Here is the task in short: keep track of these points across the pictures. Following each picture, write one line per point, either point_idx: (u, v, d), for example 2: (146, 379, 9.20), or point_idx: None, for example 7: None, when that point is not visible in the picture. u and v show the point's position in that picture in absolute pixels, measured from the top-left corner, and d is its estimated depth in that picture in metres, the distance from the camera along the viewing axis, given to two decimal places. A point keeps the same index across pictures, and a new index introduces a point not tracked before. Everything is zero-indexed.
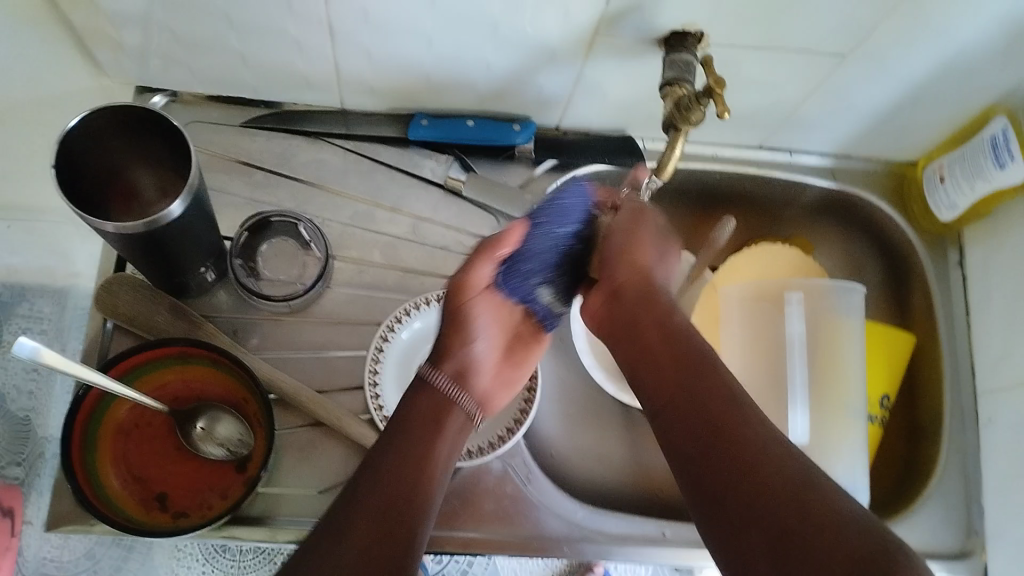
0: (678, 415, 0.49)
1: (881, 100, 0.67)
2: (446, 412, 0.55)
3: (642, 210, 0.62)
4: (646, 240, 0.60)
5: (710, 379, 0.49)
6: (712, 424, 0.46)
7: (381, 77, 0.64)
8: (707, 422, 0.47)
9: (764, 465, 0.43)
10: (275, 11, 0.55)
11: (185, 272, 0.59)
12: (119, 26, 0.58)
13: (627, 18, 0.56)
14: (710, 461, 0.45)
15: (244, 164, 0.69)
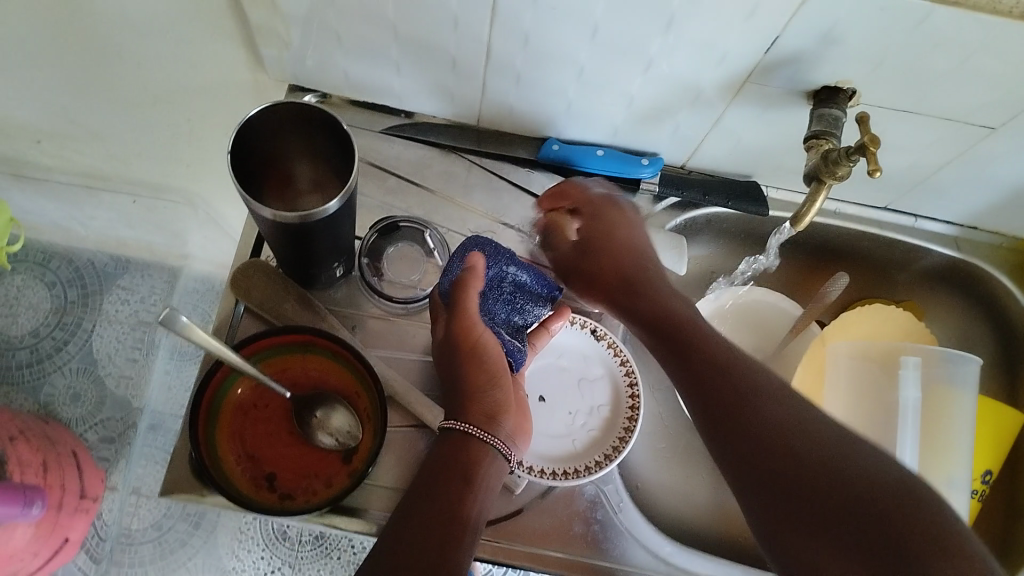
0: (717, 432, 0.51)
1: (1020, 177, 0.66)
2: (485, 456, 0.52)
3: (608, 196, 0.66)
4: (618, 214, 0.65)
5: (730, 375, 0.52)
6: (739, 419, 0.49)
7: (525, 99, 0.66)
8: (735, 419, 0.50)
9: (797, 451, 0.46)
10: (441, 29, 0.57)
11: (318, 266, 0.61)
12: (288, 31, 0.60)
13: (784, 69, 0.57)
14: (746, 451, 0.48)
15: (379, 169, 0.71)
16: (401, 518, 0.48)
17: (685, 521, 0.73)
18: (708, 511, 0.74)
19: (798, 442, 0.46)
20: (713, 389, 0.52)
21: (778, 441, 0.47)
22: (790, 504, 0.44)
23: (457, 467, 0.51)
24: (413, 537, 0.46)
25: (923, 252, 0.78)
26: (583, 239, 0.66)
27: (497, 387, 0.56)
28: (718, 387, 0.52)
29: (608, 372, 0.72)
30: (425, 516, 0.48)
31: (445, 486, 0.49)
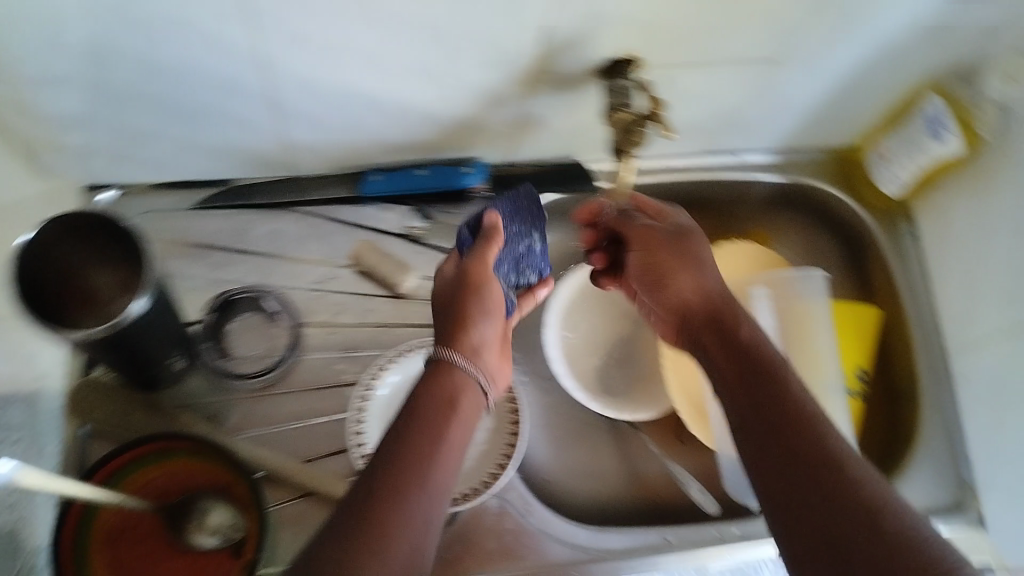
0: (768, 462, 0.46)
1: (816, 96, 0.68)
2: (455, 403, 0.52)
3: (669, 211, 0.63)
4: (694, 247, 0.59)
5: (805, 406, 0.47)
6: (816, 456, 0.44)
7: (325, 142, 0.63)
8: (802, 452, 0.45)
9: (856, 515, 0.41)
10: (213, 93, 0.55)
11: (157, 364, 0.60)
12: (64, 130, 0.57)
13: (566, 53, 0.54)
14: (799, 491, 0.43)
15: (200, 247, 0.67)
16: (388, 453, 0.46)
17: (601, 499, 0.74)
18: (619, 482, 0.75)
19: (830, 479, 0.43)
20: (739, 358, 0.51)
21: (785, 442, 0.46)
22: (798, 527, 0.43)
23: (445, 398, 0.52)
24: (395, 480, 0.44)
25: (754, 184, 0.80)
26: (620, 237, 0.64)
27: (487, 323, 0.59)
28: (779, 406, 0.48)
29: None
30: (407, 460, 0.46)
31: (427, 425, 0.49)
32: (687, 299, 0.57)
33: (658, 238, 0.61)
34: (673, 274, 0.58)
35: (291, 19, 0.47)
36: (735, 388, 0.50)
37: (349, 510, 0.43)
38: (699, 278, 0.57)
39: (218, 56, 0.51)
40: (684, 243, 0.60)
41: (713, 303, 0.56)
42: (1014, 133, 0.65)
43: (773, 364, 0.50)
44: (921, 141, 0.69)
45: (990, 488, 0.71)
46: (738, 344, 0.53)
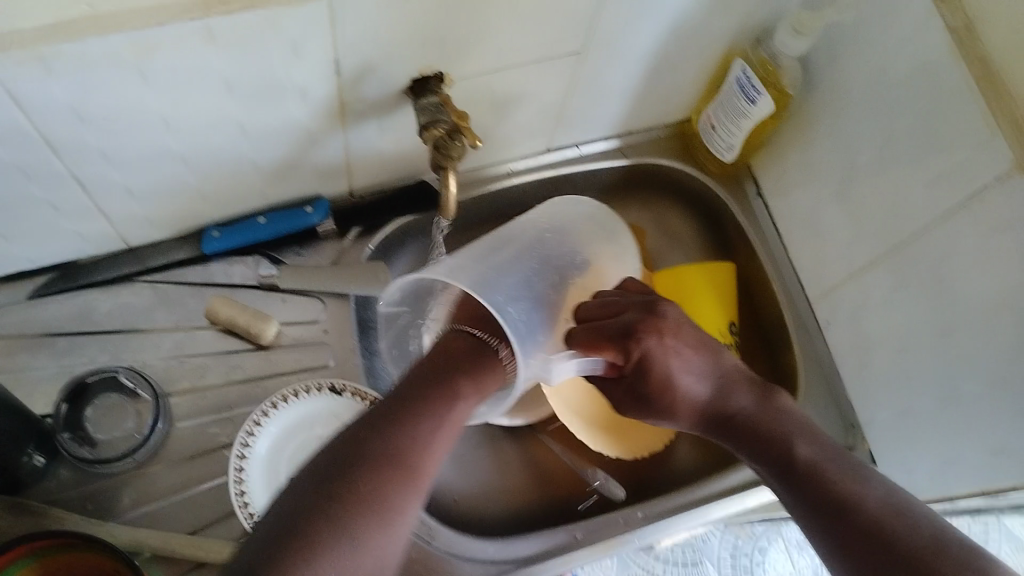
0: (797, 496, 0.51)
1: (628, 78, 0.71)
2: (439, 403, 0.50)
3: (657, 323, 0.58)
4: (679, 360, 0.57)
5: (783, 449, 0.53)
6: (818, 499, 0.50)
7: (152, 206, 0.62)
8: (811, 494, 0.50)
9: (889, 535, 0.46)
10: (10, 182, 0.53)
11: (9, 465, 0.56)
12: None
13: (364, 79, 0.57)
14: (823, 518, 0.49)
15: (44, 336, 0.65)
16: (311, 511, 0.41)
17: (512, 509, 0.75)
18: (525, 491, 0.76)
19: (851, 518, 0.48)
20: (781, 440, 0.54)
21: (810, 495, 0.50)
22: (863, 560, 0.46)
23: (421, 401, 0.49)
24: (325, 528, 0.41)
25: (598, 172, 0.82)
26: (637, 351, 0.57)
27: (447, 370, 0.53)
28: (770, 444, 0.54)
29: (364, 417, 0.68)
30: (335, 521, 0.41)
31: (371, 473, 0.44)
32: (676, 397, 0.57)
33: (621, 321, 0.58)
34: (639, 397, 0.59)
35: (66, 92, 0.47)
36: (774, 474, 0.53)
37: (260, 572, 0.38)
38: (663, 390, 0.57)
39: (3, 143, 0.49)
40: (635, 342, 0.57)
41: (716, 407, 0.57)
42: (816, 78, 0.70)
43: (807, 459, 0.52)
44: (739, 105, 0.72)
45: (871, 424, 0.73)
46: (768, 435, 0.55)
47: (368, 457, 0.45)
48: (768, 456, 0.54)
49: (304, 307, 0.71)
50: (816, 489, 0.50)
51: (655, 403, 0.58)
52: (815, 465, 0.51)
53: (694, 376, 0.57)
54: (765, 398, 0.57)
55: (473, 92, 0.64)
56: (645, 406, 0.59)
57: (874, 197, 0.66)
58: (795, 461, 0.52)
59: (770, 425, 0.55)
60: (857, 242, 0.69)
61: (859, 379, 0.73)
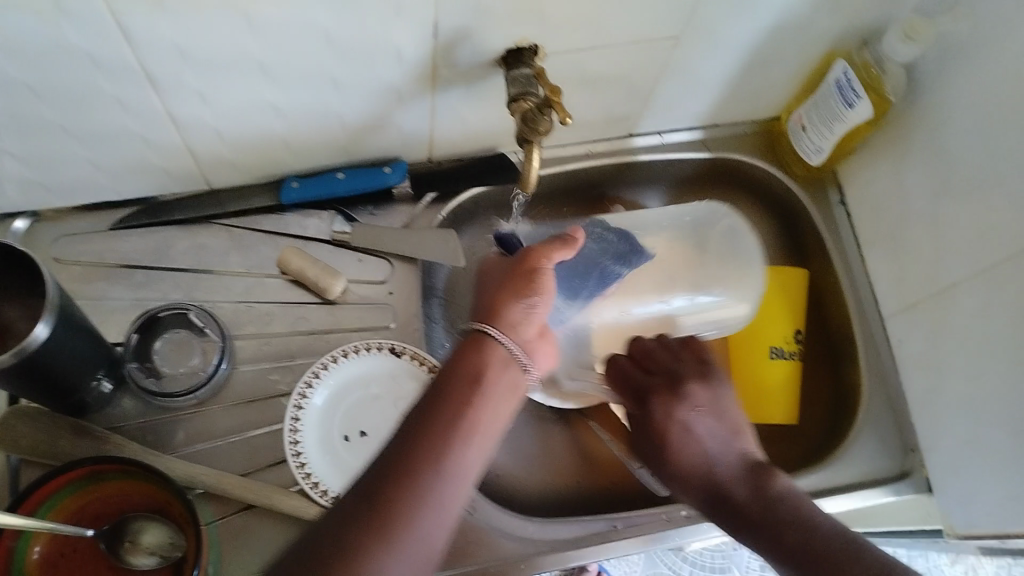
0: None
1: (724, 70, 0.69)
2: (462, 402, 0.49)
3: (700, 376, 0.62)
4: (698, 414, 0.60)
5: (797, 516, 0.52)
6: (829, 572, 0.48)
7: (238, 151, 0.62)
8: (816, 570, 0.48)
9: None
10: (107, 112, 0.54)
11: (78, 390, 0.58)
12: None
13: (460, 46, 0.56)
14: None
15: (122, 267, 0.66)
16: (400, 447, 0.46)
17: (555, 489, 0.75)
18: (569, 473, 0.75)
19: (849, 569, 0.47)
20: (773, 522, 0.52)
21: None
22: None
23: (461, 385, 0.49)
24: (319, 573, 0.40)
25: (679, 163, 0.80)
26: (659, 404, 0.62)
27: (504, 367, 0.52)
28: (769, 521, 0.52)
29: (421, 384, 0.68)
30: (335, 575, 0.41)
31: (433, 431, 0.47)
32: (711, 470, 0.57)
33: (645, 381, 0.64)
34: (678, 457, 0.59)
35: (172, 30, 0.47)
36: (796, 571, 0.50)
37: (347, 541, 0.42)
38: (702, 458, 0.58)
39: (105, 74, 0.50)
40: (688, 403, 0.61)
41: (718, 477, 0.57)
42: (920, 86, 0.67)
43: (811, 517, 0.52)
44: (835, 108, 0.70)
45: (934, 451, 0.70)
46: (769, 510, 0.53)
47: (381, 485, 0.44)
48: (748, 519, 0.54)
49: (373, 266, 0.71)
50: (774, 549, 0.51)
51: (654, 454, 0.62)
52: (814, 527, 0.51)
53: (704, 434, 0.59)
54: (788, 485, 0.55)
55: (566, 69, 0.63)
56: (653, 451, 0.62)
57: (966, 218, 0.64)
58: (792, 531, 0.51)
59: (755, 492, 0.55)
60: (942, 262, 0.67)
61: (927, 402, 0.70)
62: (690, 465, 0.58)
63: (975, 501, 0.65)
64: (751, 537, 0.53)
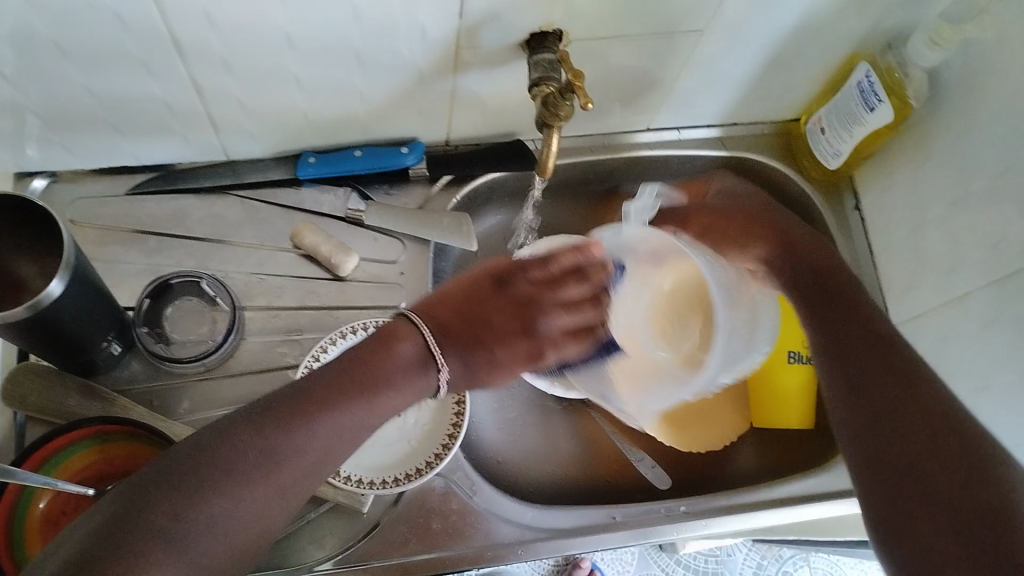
0: (856, 365, 0.53)
1: (745, 68, 0.69)
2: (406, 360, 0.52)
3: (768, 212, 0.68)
4: (739, 224, 0.68)
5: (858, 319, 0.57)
6: (880, 378, 0.51)
7: (259, 123, 0.63)
8: (856, 335, 0.55)
9: (905, 396, 0.49)
10: (131, 75, 0.54)
11: (89, 350, 0.58)
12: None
13: (485, 28, 0.56)
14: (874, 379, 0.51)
15: (137, 233, 0.67)
16: (302, 387, 0.47)
17: (557, 479, 0.75)
18: (571, 464, 0.75)
19: (902, 386, 0.50)
20: (854, 312, 0.57)
21: (869, 353, 0.53)
22: (876, 400, 0.50)
23: (365, 373, 0.49)
24: (178, 490, 0.40)
25: (694, 159, 0.80)
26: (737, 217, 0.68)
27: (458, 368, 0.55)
28: (849, 326, 0.56)
29: None
30: (189, 498, 0.40)
31: (330, 396, 0.47)
32: (845, 317, 0.57)
33: (772, 219, 0.67)
34: (840, 320, 0.57)
35: None
36: (831, 325, 0.57)
37: (197, 473, 0.41)
38: (865, 319, 0.56)
39: (132, 35, 0.50)
40: (828, 262, 0.62)
41: (816, 258, 0.63)
42: (942, 94, 0.67)
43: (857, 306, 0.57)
44: (855, 111, 0.70)
45: None
46: (855, 314, 0.57)
47: (267, 424, 0.44)
48: (870, 378, 0.52)
49: (385, 246, 0.71)
50: (878, 402, 0.50)
51: (720, 238, 0.68)
52: (926, 395, 0.48)
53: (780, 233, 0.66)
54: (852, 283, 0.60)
55: (588, 57, 0.63)
56: (733, 245, 0.67)
57: (982, 227, 0.64)
58: (856, 326, 0.56)
59: (894, 358, 0.52)
60: (955, 270, 0.66)
61: None
62: (845, 327, 0.56)
63: None
64: (862, 396, 0.51)
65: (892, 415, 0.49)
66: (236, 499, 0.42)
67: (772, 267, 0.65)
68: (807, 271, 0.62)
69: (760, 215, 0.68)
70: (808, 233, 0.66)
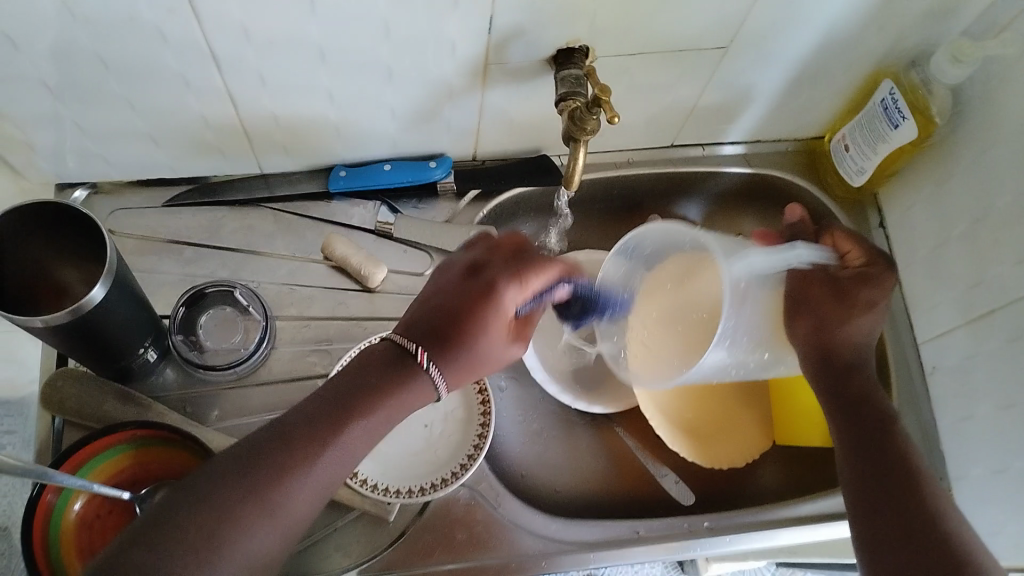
0: (872, 489, 0.56)
1: (769, 85, 0.70)
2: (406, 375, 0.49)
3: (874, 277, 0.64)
4: (827, 306, 0.64)
5: (886, 441, 0.58)
6: (906, 511, 0.54)
7: (292, 137, 0.65)
8: (882, 456, 0.57)
9: (934, 543, 0.51)
10: (172, 88, 0.56)
11: (126, 356, 0.60)
12: (37, 128, 0.58)
13: (514, 44, 0.58)
14: (899, 510, 0.54)
15: (173, 243, 0.69)
16: (291, 431, 0.46)
17: (581, 492, 0.75)
18: (594, 478, 0.76)
19: (928, 528, 0.52)
20: (880, 430, 0.59)
21: (895, 481, 0.55)
22: (899, 541, 0.52)
23: (352, 392, 0.48)
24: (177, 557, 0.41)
25: (719, 175, 0.81)
26: (840, 285, 0.64)
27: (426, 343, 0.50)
28: (874, 442, 0.58)
29: None
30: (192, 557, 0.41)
31: (321, 432, 0.46)
32: (869, 427, 0.59)
33: (836, 318, 0.63)
34: (874, 447, 0.58)
35: (240, 10, 0.50)
36: (858, 436, 0.59)
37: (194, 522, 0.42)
38: (908, 454, 0.57)
39: (176, 49, 0.52)
40: (857, 374, 0.63)
41: (848, 353, 0.63)
42: (965, 111, 0.68)
43: (884, 422, 0.60)
44: (878, 127, 0.70)
45: (962, 476, 0.70)
46: (880, 429, 0.59)
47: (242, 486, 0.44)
48: (897, 506, 0.54)
49: (412, 258, 0.72)
50: (912, 546, 0.52)
51: (797, 306, 0.64)
52: (953, 548, 0.51)
53: (847, 318, 0.63)
54: (870, 383, 0.62)
55: (613, 73, 0.65)
56: (791, 313, 0.64)
57: (1006, 242, 0.64)
58: (881, 446, 0.58)
59: (927, 504, 0.54)
60: (978, 286, 0.67)
61: (958, 424, 0.70)
62: (880, 459, 0.57)
63: (1008, 526, 0.65)
64: (889, 534, 0.53)
65: (915, 561, 0.51)
66: (270, 516, 0.44)
67: (805, 355, 0.64)
68: (849, 386, 0.62)
69: (834, 309, 0.63)
70: (855, 345, 0.64)
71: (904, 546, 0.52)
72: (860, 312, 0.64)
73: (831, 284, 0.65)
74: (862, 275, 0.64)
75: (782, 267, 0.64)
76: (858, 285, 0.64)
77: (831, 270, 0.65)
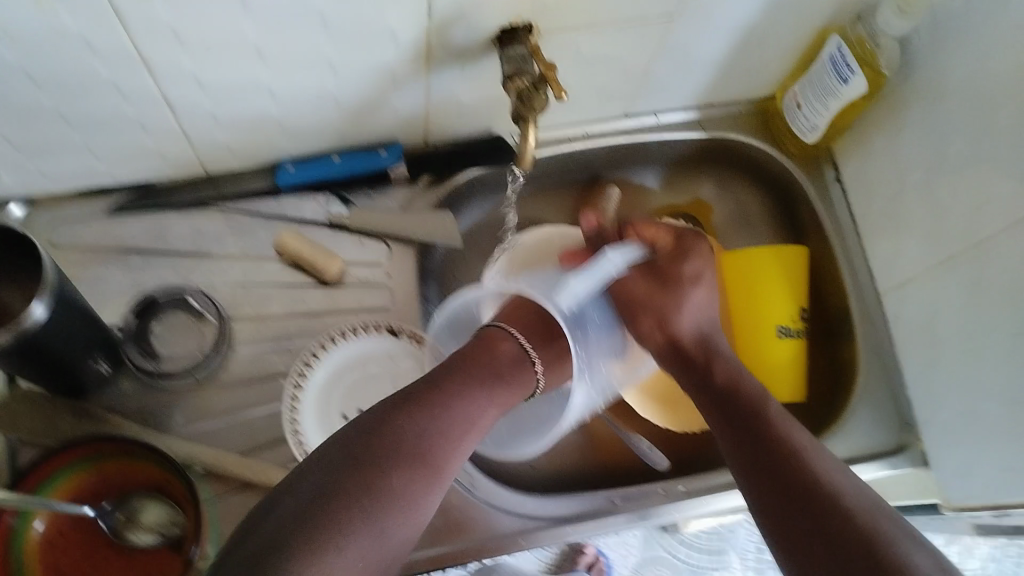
0: (748, 450, 0.52)
1: (718, 49, 0.70)
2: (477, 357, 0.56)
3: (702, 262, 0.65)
4: (651, 301, 0.62)
5: (752, 399, 0.55)
6: (781, 461, 0.50)
7: (234, 135, 0.63)
8: (751, 416, 0.54)
9: (814, 485, 0.48)
10: (104, 95, 0.54)
11: (77, 371, 0.58)
12: None
13: (454, 26, 0.56)
14: (779, 465, 0.50)
15: (119, 251, 0.67)
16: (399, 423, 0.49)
17: (555, 468, 0.75)
18: (567, 452, 0.75)
19: (806, 474, 0.49)
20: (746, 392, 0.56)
21: (769, 436, 0.52)
22: (782, 495, 0.49)
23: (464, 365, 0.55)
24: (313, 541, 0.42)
25: (673, 143, 0.80)
26: (655, 277, 0.63)
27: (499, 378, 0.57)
28: (743, 407, 0.55)
29: (417, 362, 0.69)
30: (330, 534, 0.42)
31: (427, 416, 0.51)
32: (732, 390, 0.56)
33: (670, 304, 0.62)
34: (746, 428, 0.53)
35: (168, 12, 0.48)
36: (722, 408, 0.56)
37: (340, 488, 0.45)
38: (770, 411, 0.54)
39: (104, 57, 0.51)
40: (716, 358, 0.59)
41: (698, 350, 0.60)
42: (914, 62, 0.67)
43: (749, 383, 0.57)
44: (828, 84, 0.70)
45: (929, 424, 0.70)
46: (747, 390, 0.56)
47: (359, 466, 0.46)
48: (773, 461, 0.51)
49: (368, 248, 0.71)
50: (796, 497, 0.48)
51: (627, 308, 0.63)
52: (835, 488, 0.48)
53: (680, 303, 0.62)
54: (733, 364, 0.59)
55: (558, 48, 0.63)
56: (648, 305, 0.62)
57: (960, 192, 0.64)
58: (746, 408, 0.55)
59: (801, 460, 0.50)
60: (936, 238, 0.67)
61: (923, 374, 0.71)
62: (745, 423, 0.54)
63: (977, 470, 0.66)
64: (774, 493, 0.49)
65: (796, 516, 0.48)
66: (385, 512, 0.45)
67: (660, 355, 0.62)
68: (711, 374, 0.58)
69: (659, 300, 0.62)
70: (697, 333, 0.62)
71: (788, 501, 0.49)
72: (683, 291, 0.63)
73: (648, 274, 0.64)
74: (676, 254, 0.65)
75: (597, 285, 0.62)
76: (680, 262, 0.64)
77: (648, 261, 0.65)
